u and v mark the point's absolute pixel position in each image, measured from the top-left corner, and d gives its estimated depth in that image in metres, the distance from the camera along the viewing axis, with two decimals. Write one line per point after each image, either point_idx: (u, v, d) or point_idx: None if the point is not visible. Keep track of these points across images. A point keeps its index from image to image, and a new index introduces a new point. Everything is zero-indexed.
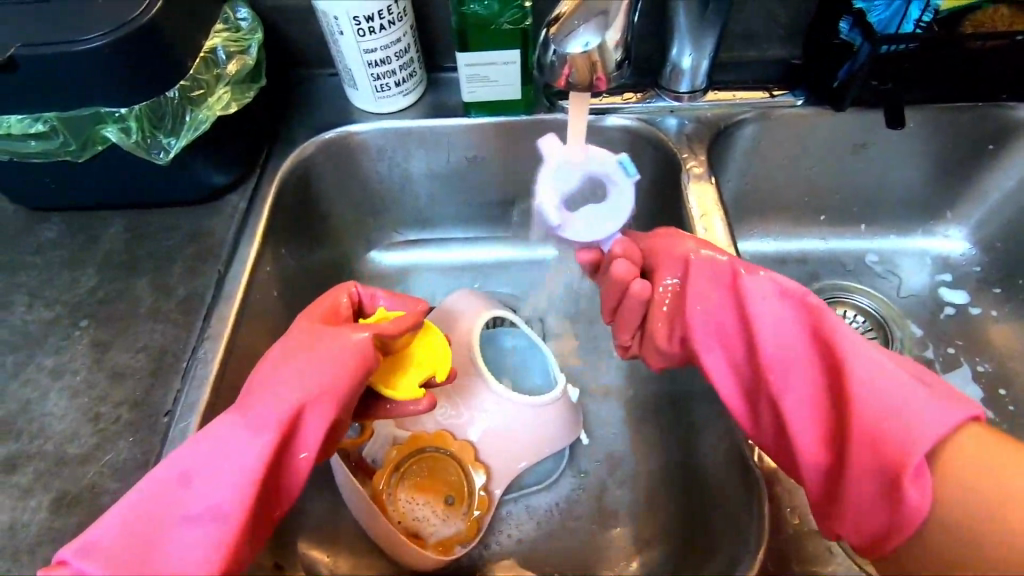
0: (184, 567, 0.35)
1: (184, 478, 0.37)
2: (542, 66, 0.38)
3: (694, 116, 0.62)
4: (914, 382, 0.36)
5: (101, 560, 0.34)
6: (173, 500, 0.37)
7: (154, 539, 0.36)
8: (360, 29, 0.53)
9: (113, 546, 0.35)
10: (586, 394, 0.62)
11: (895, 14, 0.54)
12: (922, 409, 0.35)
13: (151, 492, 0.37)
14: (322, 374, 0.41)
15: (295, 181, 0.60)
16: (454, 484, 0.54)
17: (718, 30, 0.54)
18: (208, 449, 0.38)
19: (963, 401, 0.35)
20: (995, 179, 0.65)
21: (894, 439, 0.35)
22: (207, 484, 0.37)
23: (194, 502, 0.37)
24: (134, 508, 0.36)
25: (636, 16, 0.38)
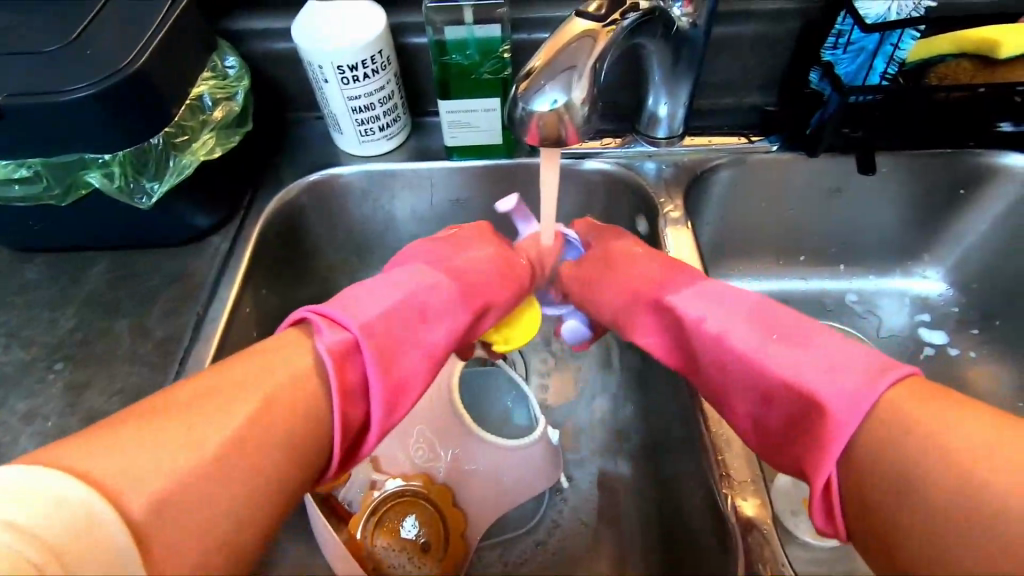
0: (416, 384, 0.40)
1: (420, 308, 0.43)
2: (512, 121, 0.38)
3: (672, 160, 0.63)
4: (811, 372, 0.37)
5: (373, 338, 0.38)
6: (415, 325, 0.42)
7: (400, 342, 0.40)
8: (344, 77, 0.55)
9: (377, 326, 0.39)
10: (567, 435, 0.62)
11: (861, 67, 0.56)
12: (842, 396, 0.35)
13: (396, 307, 0.41)
14: (509, 273, 0.51)
15: (280, 222, 0.61)
16: (431, 529, 0.53)
17: (692, 81, 0.56)
18: (435, 292, 0.45)
19: (864, 383, 0.34)
20: (967, 222, 0.66)
21: (821, 434, 0.35)
22: (440, 325, 0.43)
23: (431, 334, 0.42)
24: (385, 312, 0.40)
25: (603, 74, 0.39)
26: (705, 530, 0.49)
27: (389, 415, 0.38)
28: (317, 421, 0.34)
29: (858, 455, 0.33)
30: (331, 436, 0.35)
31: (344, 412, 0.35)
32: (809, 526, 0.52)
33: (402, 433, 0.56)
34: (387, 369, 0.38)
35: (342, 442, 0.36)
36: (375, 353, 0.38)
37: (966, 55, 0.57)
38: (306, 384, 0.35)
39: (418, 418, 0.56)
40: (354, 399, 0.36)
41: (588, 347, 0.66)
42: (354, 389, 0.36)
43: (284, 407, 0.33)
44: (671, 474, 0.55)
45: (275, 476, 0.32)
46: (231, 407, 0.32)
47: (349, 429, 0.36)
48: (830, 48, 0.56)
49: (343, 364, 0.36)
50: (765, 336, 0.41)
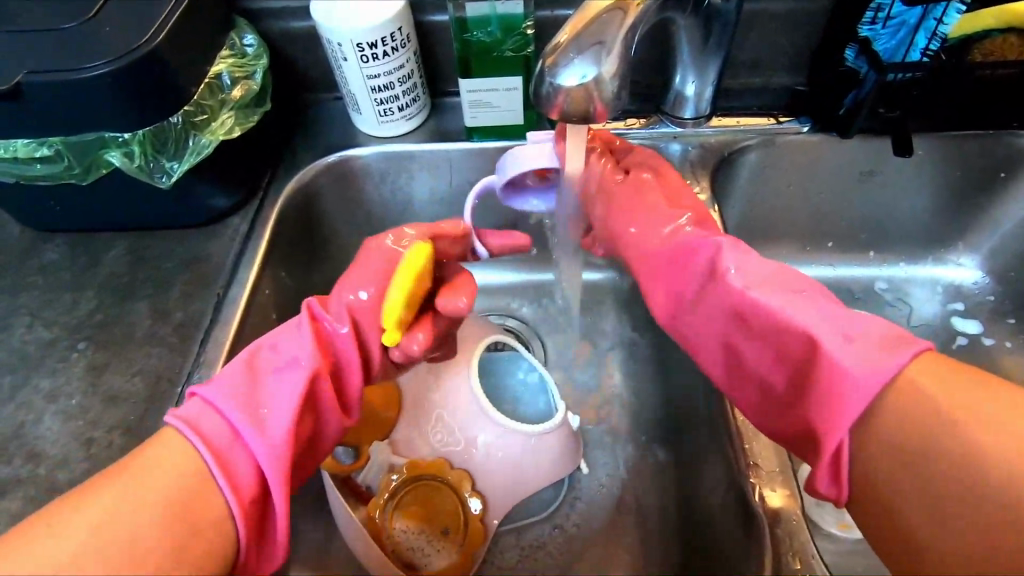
0: (283, 412, 0.39)
1: (279, 356, 0.42)
2: (538, 96, 0.37)
3: (698, 142, 0.61)
4: (830, 342, 0.38)
5: (220, 398, 0.39)
6: (264, 370, 0.41)
7: (253, 385, 0.40)
8: (363, 56, 0.54)
9: (228, 385, 0.39)
10: (586, 421, 0.61)
11: (901, 43, 0.54)
12: (851, 364, 0.37)
13: (251, 362, 0.41)
14: (385, 268, 0.45)
15: (298, 204, 0.60)
16: (449, 512, 0.53)
17: (721, 60, 0.54)
18: (284, 332, 0.43)
19: (881, 359, 0.37)
20: (1006, 207, 0.63)
21: (830, 397, 0.37)
22: (294, 344, 0.42)
23: (288, 361, 0.41)
24: (241, 366, 0.41)
25: (633, 48, 0.37)
26: (728, 519, 0.48)
27: (267, 437, 0.38)
28: (201, 478, 0.35)
29: (870, 431, 0.37)
30: (221, 490, 0.35)
31: (220, 461, 0.36)
32: (835, 517, 0.51)
33: (420, 417, 0.55)
34: (244, 405, 0.38)
35: (235, 484, 0.36)
36: (229, 400, 0.38)
37: (1012, 29, 0.54)
38: (183, 456, 0.36)
39: (438, 404, 0.55)
40: (231, 449, 0.37)
41: (608, 333, 0.65)
42: (224, 439, 0.37)
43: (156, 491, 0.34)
44: (693, 461, 0.54)
45: (170, 558, 0.33)
46: (100, 499, 0.33)
47: (243, 479, 0.36)
48: (868, 22, 0.54)
49: (202, 423, 0.37)
50: (784, 295, 0.42)
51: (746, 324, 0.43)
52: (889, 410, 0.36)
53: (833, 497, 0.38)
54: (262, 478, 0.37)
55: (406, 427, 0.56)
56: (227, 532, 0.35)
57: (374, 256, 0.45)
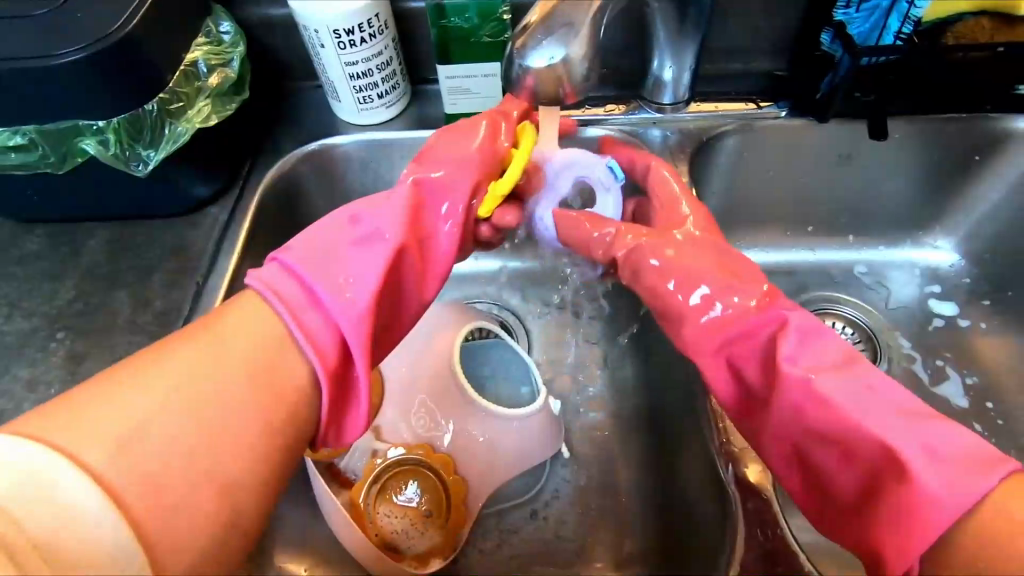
0: (365, 282, 0.41)
1: (355, 230, 0.45)
2: (509, 79, 0.37)
3: (677, 127, 0.62)
4: (908, 454, 0.35)
5: (303, 266, 0.41)
6: (343, 241, 0.44)
7: (334, 256, 0.42)
8: (341, 42, 0.54)
9: (307, 254, 0.42)
10: (569, 405, 0.61)
11: (874, 27, 0.54)
12: (932, 484, 0.33)
13: (327, 236, 0.44)
14: (468, 155, 0.50)
15: (279, 192, 0.60)
16: (432, 494, 0.54)
17: (698, 44, 0.54)
18: (366, 207, 0.46)
19: (968, 478, 0.33)
20: (981, 190, 0.64)
21: (906, 519, 0.34)
22: (373, 220, 0.45)
23: (370, 238, 0.44)
24: (318, 242, 0.43)
25: (604, 29, 0.37)
26: (706, 498, 0.49)
27: (346, 308, 0.39)
28: (279, 338, 0.38)
29: (938, 549, 0.33)
30: (298, 347, 0.38)
31: (297, 322, 0.38)
32: None
33: (404, 403, 0.56)
34: (320, 275, 0.40)
35: (319, 349, 0.38)
36: (305, 269, 0.41)
37: (985, 12, 0.55)
38: (264, 331, 0.37)
39: (422, 389, 0.56)
40: (306, 312, 0.39)
41: (591, 319, 0.66)
42: (301, 301, 0.39)
43: (245, 355, 0.36)
44: (673, 443, 0.55)
45: (255, 419, 0.35)
46: (188, 351, 0.35)
47: (318, 341, 0.38)
48: (843, 6, 0.54)
49: (279, 287, 0.39)
50: (861, 397, 0.38)
51: (817, 426, 0.39)
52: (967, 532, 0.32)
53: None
54: (337, 344, 0.39)
55: (390, 412, 0.56)
56: (308, 385, 0.38)
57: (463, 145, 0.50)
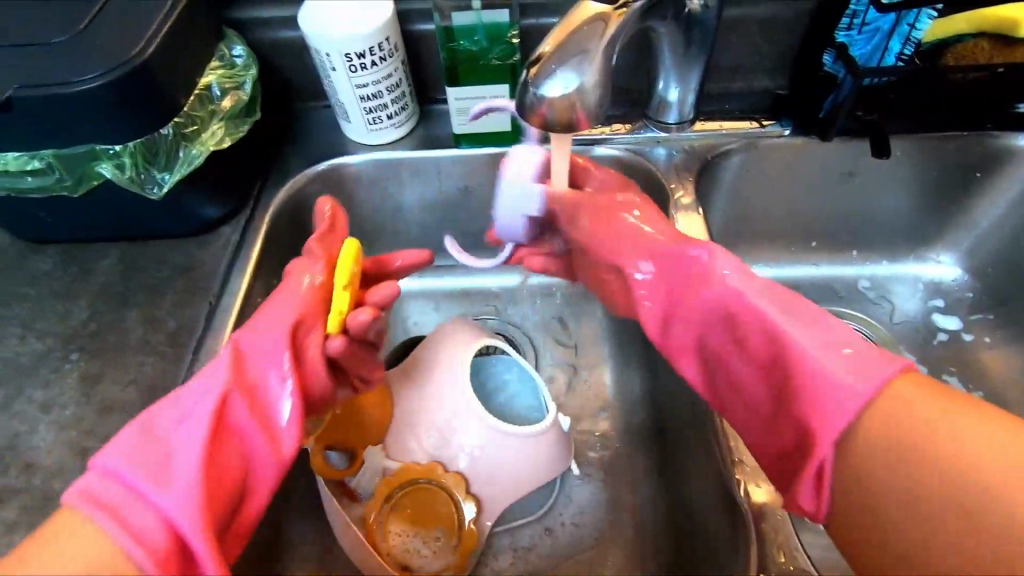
0: (188, 454, 0.36)
1: (183, 416, 0.38)
2: (521, 106, 0.38)
3: (682, 146, 0.63)
4: (828, 351, 0.37)
5: (128, 466, 0.34)
6: (160, 436, 0.37)
7: (145, 439, 0.36)
8: (352, 66, 0.55)
9: (129, 450, 0.35)
10: (576, 421, 0.62)
11: (876, 49, 0.54)
12: (847, 371, 0.36)
13: (161, 420, 0.38)
14: (288, 306, 0.45)
15: (289, 212, 0.61)
16: (444, 516, 0.54)
17: (703, 65, 0.55)
18: (200, 382, 0.40)
19: (868, 369, 0.36)
20: (982, 205, 0.65)
21: (821, 406, 0.36)
22: (194, 396, 0.39)
23: (201, 400, 0.39)
24: (135, 433, 0.36)
25: (615, 59, 0.38)
26: (716, 515, 0.49)
27: (175, 492, 0.33)
28: (107, 564, 0.31)
29: (852, 441, 0.35)
30: (125, 553, 0.31)
31: (117, 521, 0.32)
32: None
33: (413, 420, 0.56)
34: (144, 465, 0.34)
35: (147, 544, 0.32)
36: (135, 470, 0.34)
37: (984, 34, 0.55)
38: (90, 535, 0.31)
39: (432, 405, 0.56)
40: (132, 508, 0.33)
41: (595, 335, 0.67)
42: (125, 497, 0.33)
43: (86, 552, 0.31)
44: (681, 461, 0.55)
45: None
46: (60, 548, 0.31)
47: (146, 535, 0.32)
48: (844, 28, 0.55)
49: (100, 492, 0.33)
50: (775, 301, 0.41)
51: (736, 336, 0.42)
52: (887, 421, 0.34)
53: (813, 512, 0.37)
54: (169, 535, 0.33)
55: (399, 431, 0.56)
56: None
57: (283, 296, 0.46)
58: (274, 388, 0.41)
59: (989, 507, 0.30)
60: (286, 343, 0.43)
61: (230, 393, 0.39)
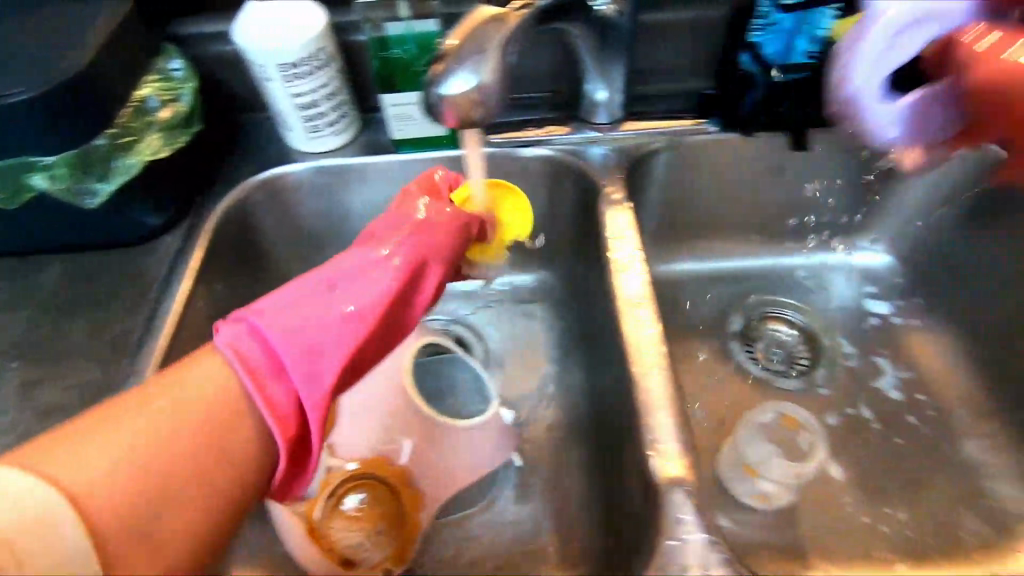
0: (333, 355, 0.40)
1: (308, 350, 0.40)
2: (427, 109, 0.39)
3: (615, 145, 0.64)
4: None
5: (315, 403, 0.39)
6: (329, 306, 0.42)
7: (310, 314, 0.41)
8: (286, 76, 0.57)
9: (269, 347, 0.39)
10: (522, 413, 0.64)
11: (786, 47, 0.58)
12: None
13: (298, 293, 0.42)
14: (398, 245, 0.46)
15: (234, 218, 0.62)
16: (387, 509, 0.54)
17: (626, 63, 0.58)
18: (296, 293, 0.42)
19: None
20: (902, 194, 0.69)
21: None
22: (353, 289, 0.43)
23: (371, 262, 0.45)
24: (285, 312, 0.41)
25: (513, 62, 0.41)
26: None
27: (315, 390, 0.39)
28: (235, 408, 0.37)
29: None
30: (257, 409, 0.37)
31: (259, 392, 0.37)
32: (749, 490, 0.57)
33: (359, 415, 0.57)
34: (236, 392, 0.37)
35: (280, 416, 0.38)
36: (279, 332, 0.39)
37: None
38: (207, 396, 0.36)
39: (377, 400, 0.57)
40: (270, 384, 0.38)
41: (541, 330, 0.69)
42: (214, 423, 0.36)
43: (184, 426, 0.35)
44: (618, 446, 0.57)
45: (198, 521, 0.34)
46: (130, 432, 0.33)
47: (277, 419, 0.38)
48: (758, 29, 0.58)
49: (244, 354, 0.38)
50: None
51: None
52: None
53: None
54: (298, 409, 0.39)
55: (344, 426, 0.57)
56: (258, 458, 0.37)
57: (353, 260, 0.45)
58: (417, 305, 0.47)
59: None
60: (381, 258, 0.45)
61: (355, 332, 0.42)
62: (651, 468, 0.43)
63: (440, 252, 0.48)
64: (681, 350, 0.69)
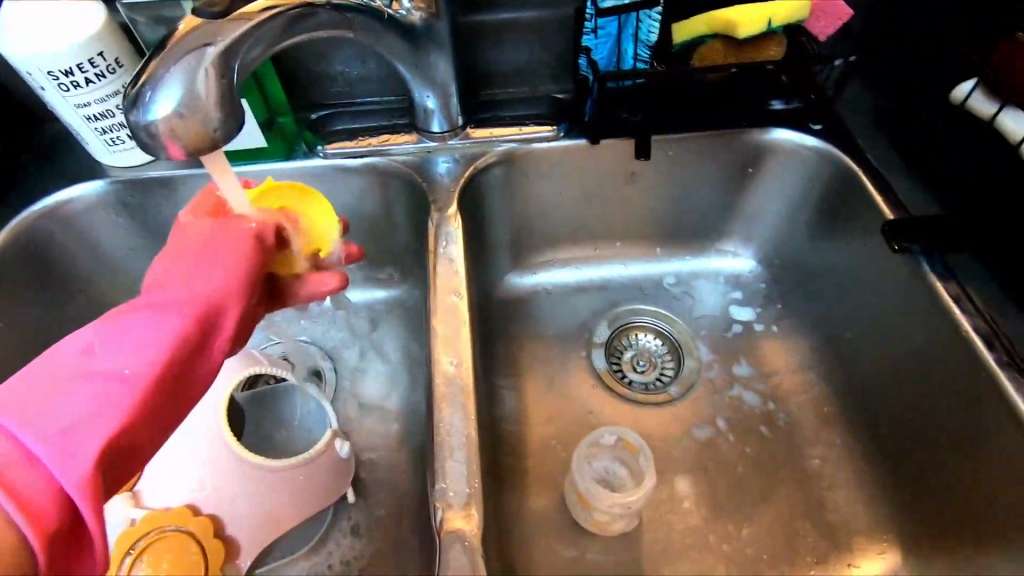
0: (100, 416, 0.33)
1: (94, 356, 0.35)
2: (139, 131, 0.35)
3: (458, 154, 0.61)
4: None
5: (64, 459, 0.31)
6: (83, 367, 0.35)
7: (54, 391, 0.33)
8: (61, 84, 0.50)
9: (27, 399, 0.33)
10: (363, 444, 0.60)
11: (612, 54, 0.55)
12: None
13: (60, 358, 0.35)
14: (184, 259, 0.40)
15: (25, 244, 0.56)
16: (191, 565, 0.49)
17: (449, 64, 0.53)
18: (34, 378, 0.34)
19: None
20: (760, 199, 0.67)
21: None
22: (131, 340, 0.36)
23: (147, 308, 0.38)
24: (67, 363, 0.35)
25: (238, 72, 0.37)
26: None
27: (72, 463, 0.31)
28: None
29: None
30: (2, 515, 0.29)
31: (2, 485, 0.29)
32: (589, 519, 0.55)
33: (165, 460, 0.51)
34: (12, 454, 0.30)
35: (30, 511, 0.29)
36: (26, 417, 0.32)
37: (718, 35, 0.55)
38: None
39: (183, 441, 0.51)
40: (20, 468, 0.30)
41: (394, 351, 0.65)
42: (14, 460, 0.30)
43: None
44: None
45: None
46: None
47: (31, 500, 0.30)
48: (587, 32, 0.54)
49: None
50: None
51: None
52: None
53: None
54: (60, 497, 0.31)
55: (149, 473, 0.51)
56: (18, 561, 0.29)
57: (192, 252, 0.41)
58: (224, 334, 0.39)
59: None
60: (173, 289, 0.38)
61: (127, 368, 0.35)
62: (437, 519, 0.40)
63: (223, 273, 0.40)
64: (541, 367, 0.66)
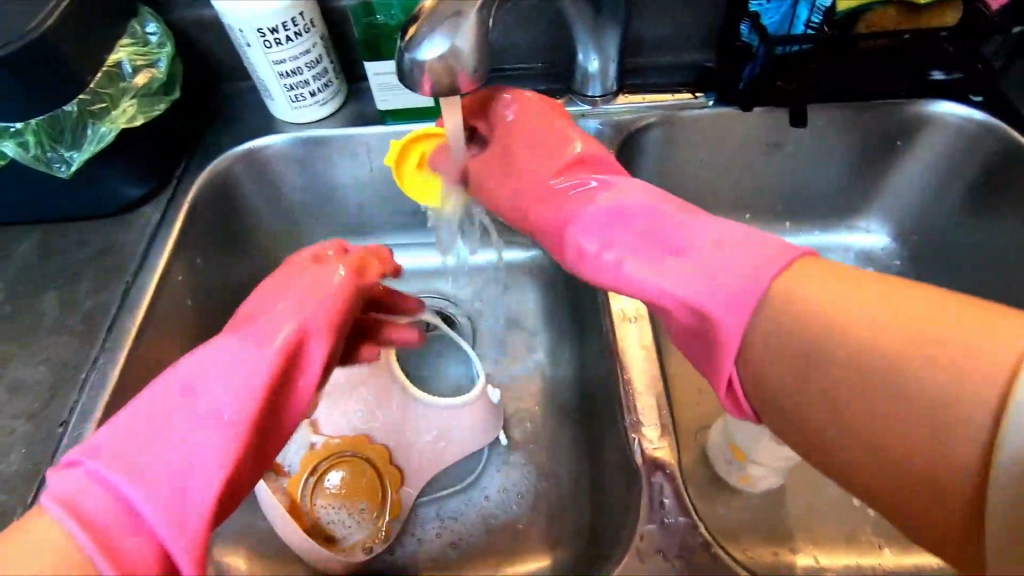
0: (200, 466, 0.33)
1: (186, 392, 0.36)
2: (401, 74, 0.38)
3: (608, 120, 0.63)
4: (735, 273, 0.36)
5: (171, 521, 0.31)
6: (175, 411, 0.35)
7: (146, 441, 0.33)
8: (266, 41, 0.55)
9: (123, 444, 0.33)
10: (507, 392, 0.63)
11: (785, 17, 0.57)
12: (736, 267, 0.36)
13: (148, 404, 0.35)
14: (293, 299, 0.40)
15: (213, 191, 0.61)
16: (367, 487, 0.54)
17: (621, 29, 0.57)
18: (126, 421, 0.34)
19: (757, 262, 0.35)
20: (904, 173, 0.66)
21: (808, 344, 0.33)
22: (220, 389, 0.36)
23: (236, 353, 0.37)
24: (157, 409, 0.35)
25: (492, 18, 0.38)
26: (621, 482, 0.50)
27: (178, 522, 0.31)
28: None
29: (855, 356, 0.31)
30: None
31: (110, 548, 0.30)
32: (739, 474, 0.55)
33: (342, 396, 0.56)
34: (120, 510, 0.31)
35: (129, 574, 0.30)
36: (125, 471, 0.32)
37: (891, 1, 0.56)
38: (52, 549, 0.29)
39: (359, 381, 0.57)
40: (126, 532, 0.31)
41: (530, 309, 0.68)
42: (118, 519, 0.31)
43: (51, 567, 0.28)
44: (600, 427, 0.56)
45: None
46: None
47: (137, 565, 0.30)
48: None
49: (87, 501, 0.31)
50: (648, 244, 0.40)
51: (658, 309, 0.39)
52: (883, 315, 0.31)
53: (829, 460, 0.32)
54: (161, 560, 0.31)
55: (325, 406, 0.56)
56: None
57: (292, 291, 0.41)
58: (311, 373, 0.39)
59: (932, 368, 0.28)
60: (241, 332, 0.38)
61: (222, 421, 0.35)
62: None
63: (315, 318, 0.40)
64: None
